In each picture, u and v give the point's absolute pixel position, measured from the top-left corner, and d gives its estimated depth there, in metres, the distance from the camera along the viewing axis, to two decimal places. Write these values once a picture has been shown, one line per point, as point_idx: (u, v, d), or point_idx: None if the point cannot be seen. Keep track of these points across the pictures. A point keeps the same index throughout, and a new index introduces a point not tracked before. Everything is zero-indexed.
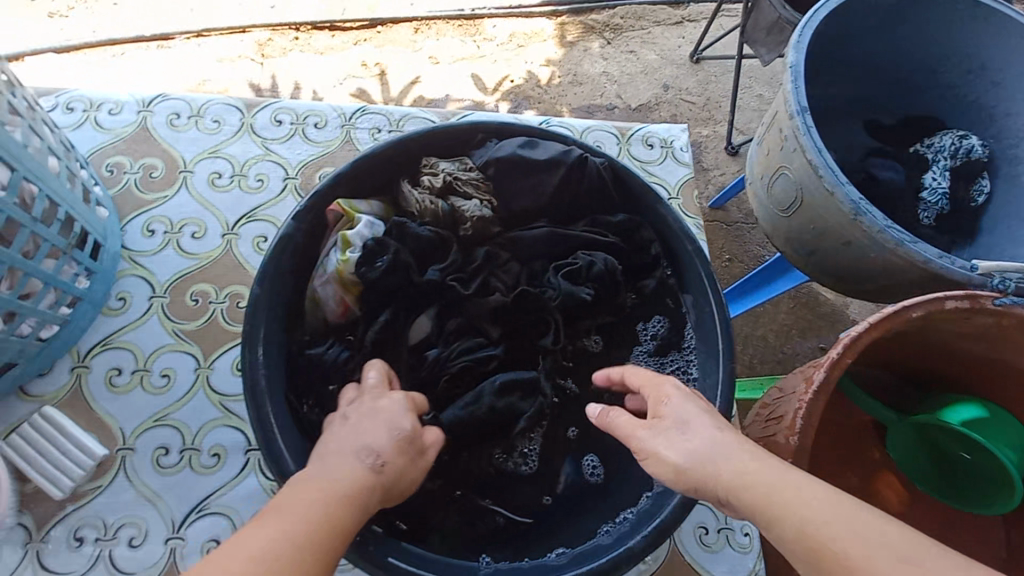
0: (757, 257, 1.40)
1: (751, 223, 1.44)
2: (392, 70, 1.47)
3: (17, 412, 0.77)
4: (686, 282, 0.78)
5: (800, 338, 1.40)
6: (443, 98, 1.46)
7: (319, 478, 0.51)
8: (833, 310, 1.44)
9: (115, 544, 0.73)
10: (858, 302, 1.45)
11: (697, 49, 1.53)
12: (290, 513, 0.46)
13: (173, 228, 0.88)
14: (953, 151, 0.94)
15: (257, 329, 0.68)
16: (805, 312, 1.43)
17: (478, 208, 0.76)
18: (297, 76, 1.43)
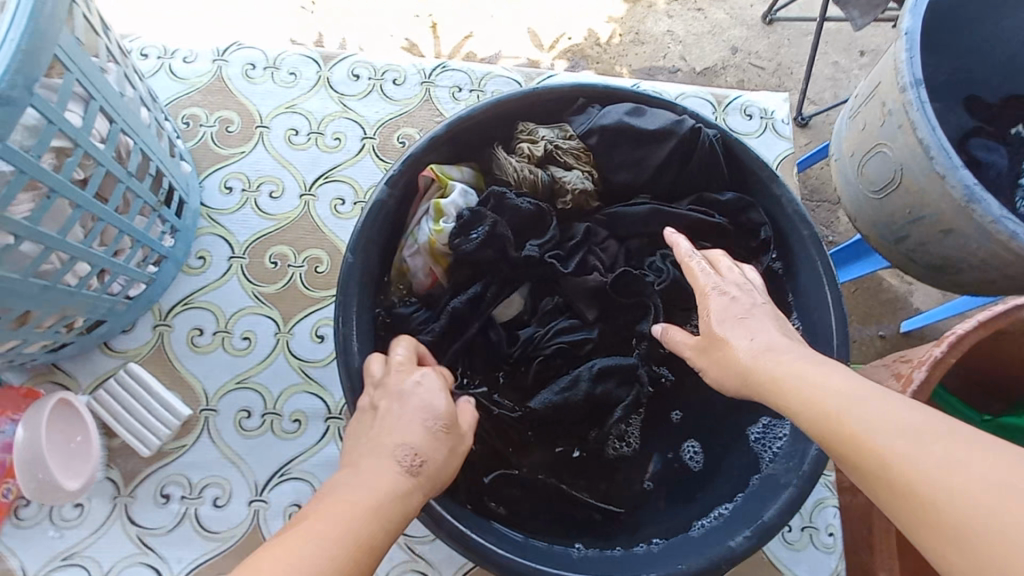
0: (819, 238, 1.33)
1: (814, 200, 1.35)
2: (444, 21, 1.30)
3: (102, 367, 0.77)
4: (796, 270, 0.73)
5: (860, 326, 1.32)
6: (494, 55, 1.31)
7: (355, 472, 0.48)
8: (896, 297, 1.35)
9: (200, 503, 0.73)
10: (921, 290, 1.35)
11: (770, 9, 1.38)
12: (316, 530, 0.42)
13: (251, 186, 0.85)
14: None
15: (350, 298, 0.65)
16: (867, 299, 1.34)
17: (580, 180, 0.72)
18: (343, 31, 1.25)
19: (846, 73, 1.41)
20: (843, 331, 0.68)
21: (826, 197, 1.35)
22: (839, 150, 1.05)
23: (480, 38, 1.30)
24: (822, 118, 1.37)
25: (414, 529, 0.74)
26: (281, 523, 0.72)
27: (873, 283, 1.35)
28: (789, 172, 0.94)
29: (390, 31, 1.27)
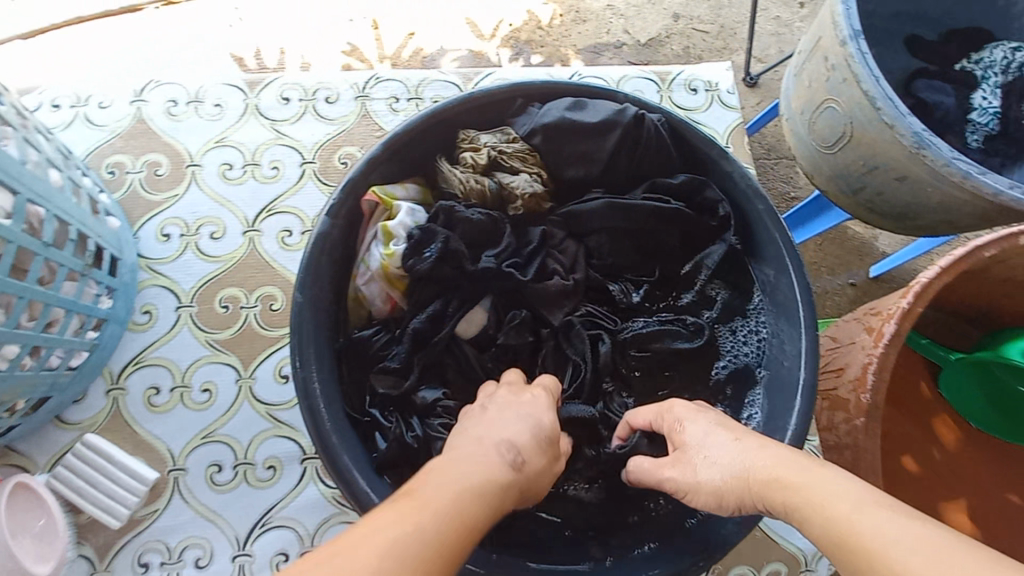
0: (782, 196, 1.33)
1: (773, 159, 1.35)
2: (383, 21, 1.25)
3: (57, 442, 0.73)
4: (755, 243, 0.72)
5: (830, 276, 1.34)
6: (438, 51, 1.26)
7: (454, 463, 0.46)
8: (862, 244, 1.36)
9: (181, 566, 0.70)
10: (885, 234, 1.37)
11: None
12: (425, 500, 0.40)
13: (190, 230, 0.81)
14: (1004, 66, 0.86)
15: (305, 339, 0.62)
16: (835, 250, 1.35)
17: (529, 183, 0.69)
18: (276, 40, 1.20)
19: (788, 27, 1.40)
20: (808, 299, 0.67)
21: (783, 154, 1.35)
22: (789, 110, 1.04)
23: (422, 35, 1.26)
24: (770, 76, 1.36)
25: None
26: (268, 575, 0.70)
27: (838, 233, 1.37)
28: (741, 141, 0.93)
29: (324, 39, 1.22)
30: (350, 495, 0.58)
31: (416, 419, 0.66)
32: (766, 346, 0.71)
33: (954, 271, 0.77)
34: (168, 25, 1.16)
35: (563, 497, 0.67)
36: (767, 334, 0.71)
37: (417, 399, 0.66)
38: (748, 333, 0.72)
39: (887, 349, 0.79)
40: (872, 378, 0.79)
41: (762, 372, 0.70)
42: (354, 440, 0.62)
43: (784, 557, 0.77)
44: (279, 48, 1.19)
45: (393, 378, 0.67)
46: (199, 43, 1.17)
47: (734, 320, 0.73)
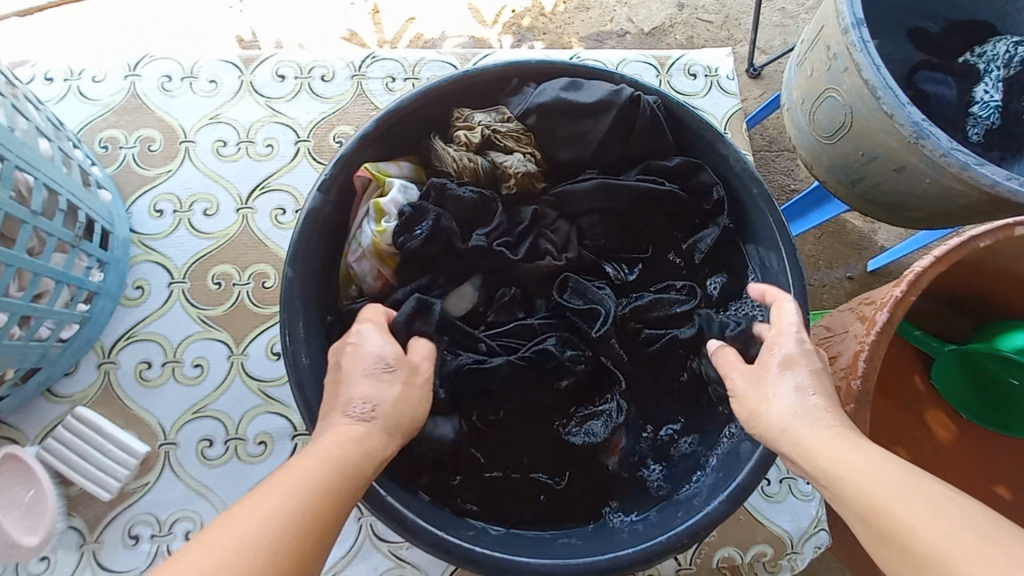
0: (783, 187, 1.32)
1: (775, 150, 1.34)
2: (385, 5, 1.24)
3: (47, 414, 0.73)
4: (750, 227, 0.72)
5: (828, 270, 1.33)
6: (439, 37, 1.25)
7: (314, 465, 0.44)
8: (861, 238, 1.36)
9: (171, 539, 0.70)
10: (885, 228, 1.37)
11: None
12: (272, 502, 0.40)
13: (183, 207, 0.81)
14: (1006, 59, 0.84)
15: (295, 315, 0.62)
16: (834, 243, 1.35)
17: (522, 162, 0.69)
18: (277, 22, 1.19)
19: (793, 18, 1.38)
20: (800, 283, 0.67)
21: (785, 145, 1.35)
22: (790, 99, 1.04)
23: (423, 20, 1.24)
24: (773, 67, 1.35)
25: (393, 535, 0.72)
26: None
27: (838, 226, 1.36)
28: (739, 128, 0.92)
29: (325, 22, 1.21)
30: None
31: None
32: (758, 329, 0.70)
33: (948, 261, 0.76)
34: (167, 5, 1.16)
35: (555, 471, 0.68)
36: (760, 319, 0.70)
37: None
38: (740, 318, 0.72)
39: (879, 338, 0.79)
40: (863, 365, 0.79)
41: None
42: None
43: (770, 538, 0.79)
44: (279, 31, 1.19)
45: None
46: (199, 24, 1.16)
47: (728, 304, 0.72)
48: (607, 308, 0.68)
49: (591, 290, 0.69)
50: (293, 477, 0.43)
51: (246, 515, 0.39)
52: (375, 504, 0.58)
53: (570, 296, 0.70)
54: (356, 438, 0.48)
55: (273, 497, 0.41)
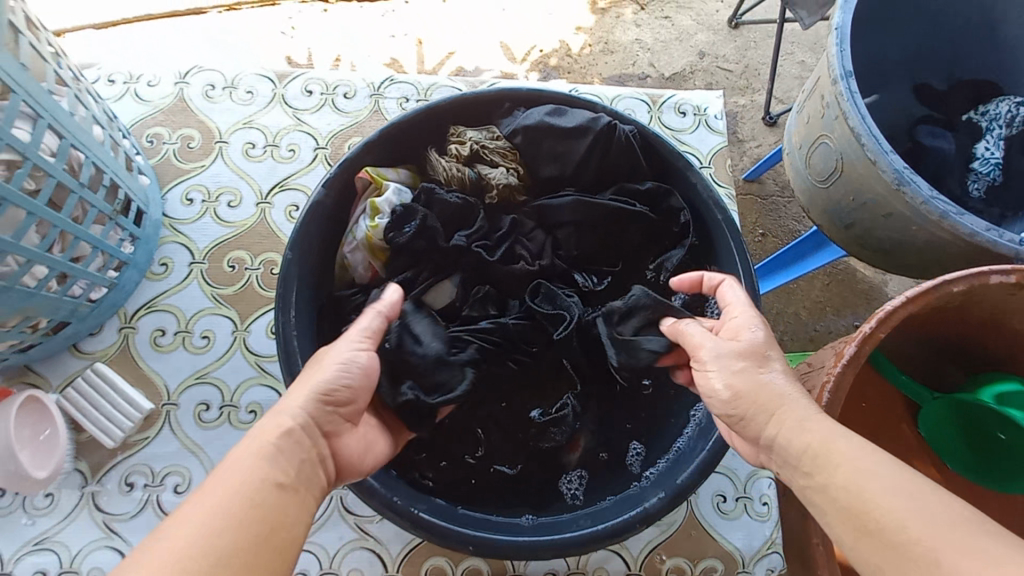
0: (789, 231, 1.36)
1: (787, 195, 1.39)
2: (430, 40, 1.37)
3: (70, 367, 0.82)
4: (715, 251, 0.77)
5: (834, 316, 1.36)
6: (475, 72, 1.37)
7: (230, 471, 0.47)
8: (870, 288, 1.38)
9: (161, 490, 0.78)
10: (895, 279, 1.39)
11: (736, 14, 1.44)
12: (197, 508, 0.43)
13: (211, 197, 0.91)
14: (1008, 119, 0.87)
15: (289, 292, 0.70)
16: (842, 290, 1.38)
17: (504, 175, 0.77)
18: (331, 50, 1.33)
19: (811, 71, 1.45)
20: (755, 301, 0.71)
21: None
22: (791, 145, 1.10)
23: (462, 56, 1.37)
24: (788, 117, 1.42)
25: (362, 509, 0.78)
26: None
27: (847, 274, 1.39)
28: (723, 164, 0.99)
29: (371, 52, 1.34)
30: None
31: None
32: None
33: (920, 301, 0.73)
34: (235, 29, 1.31)
35: (513, 459, 0.74)
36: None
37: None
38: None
39: (846, 371, 0.79)
40: (827, 396, 0.81)
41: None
42: None
43: (721, 554, 0.81)
44: (332, 55, 1.32)
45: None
46: (261, 47, 1.30)
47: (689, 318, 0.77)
48: (572, 312, 0.73)
49: (559, 296, 0.74)
50: (206, 502, 0.44)
51: (176, 551, 0.40)
52: None
53: (541, 301, 0.75)
54: (262, 437, 0.50)
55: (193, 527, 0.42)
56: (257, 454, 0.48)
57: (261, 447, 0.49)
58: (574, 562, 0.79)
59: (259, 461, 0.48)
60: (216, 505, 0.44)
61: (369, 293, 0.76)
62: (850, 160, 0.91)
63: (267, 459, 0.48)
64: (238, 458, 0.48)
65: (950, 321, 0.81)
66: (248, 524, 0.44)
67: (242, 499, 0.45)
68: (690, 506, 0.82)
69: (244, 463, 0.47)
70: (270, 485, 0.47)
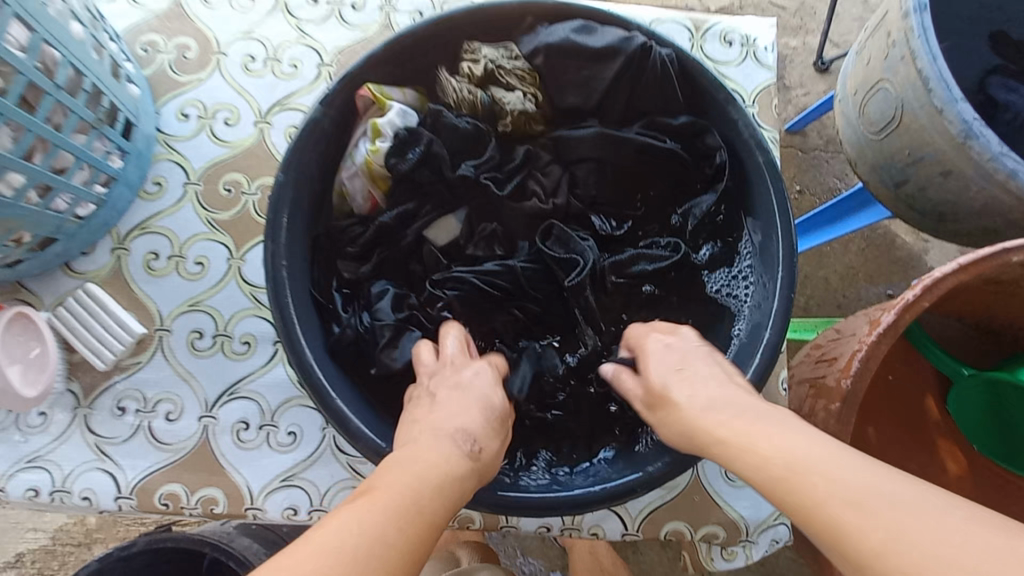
0: (828, 189, 1.25)
1: (831, 150, 1.27)
2: None
3: (62, 286, 0.80)
4: (752, 202, 0.68)
5: (867, 284, 1.26)
6: None
7: (413, 484, 0.47)
8: (909, 256, 1.27)
9: (154, 416, 0.77)
10: (937, 248, 1.27)
11: None
12: (381, 506, 0.44)
13: (207, 114, 0.85)
14: None
15: (280, 217, 0.65)
16: (878, 257, 1.27)
17: (521, 101, 0.70)
18: None
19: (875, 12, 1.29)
20: (762, 371, 0.61)
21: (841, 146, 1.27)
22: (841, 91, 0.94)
23: None
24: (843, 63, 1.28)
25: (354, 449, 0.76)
26: (228, 438, 0.76)
27: (885, 239, 1.28)
28: (768, 104, 0.89)
29: None
30: (301, 372, 0.61)
31: (367, 311, 0.70)
32: (747, 303, 0.67)
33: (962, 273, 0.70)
34: None
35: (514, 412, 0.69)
36: (749, 291, 0.67)
37: (373, 291, 0.70)
38: (728, 279, 0.69)
39: (881, 340, 0.78)
40: (858, 365, 0.78)
41: (736, 335, 0.66)
42: (312, 321, 0.65)
43: (724, 521, 0.77)
44: None
45: (356, 264, 0.71)
46: None
47: (715, 271, 0.70)
48: (587, 258, 0.68)
49: (573, 239, 0.69)
50: (393, 505, 0.44)
51: (356, 548, 0.40)
52: (326, 406, 0.61)
53: (552, 244, 0.70)
54: (443, 468, 0.50)
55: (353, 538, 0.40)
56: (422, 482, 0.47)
57: (427, 483, 0.48)
58: (569, 518, 0.76)
59: (443, 495, 0.48)
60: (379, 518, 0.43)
61: (368, 225, 0.71)
62: (913, 111, 0.78)
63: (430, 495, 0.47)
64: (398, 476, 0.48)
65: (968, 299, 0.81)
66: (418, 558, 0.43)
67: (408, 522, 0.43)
68: (696, 471, 0.78)
69: (412, 484, 0.47)
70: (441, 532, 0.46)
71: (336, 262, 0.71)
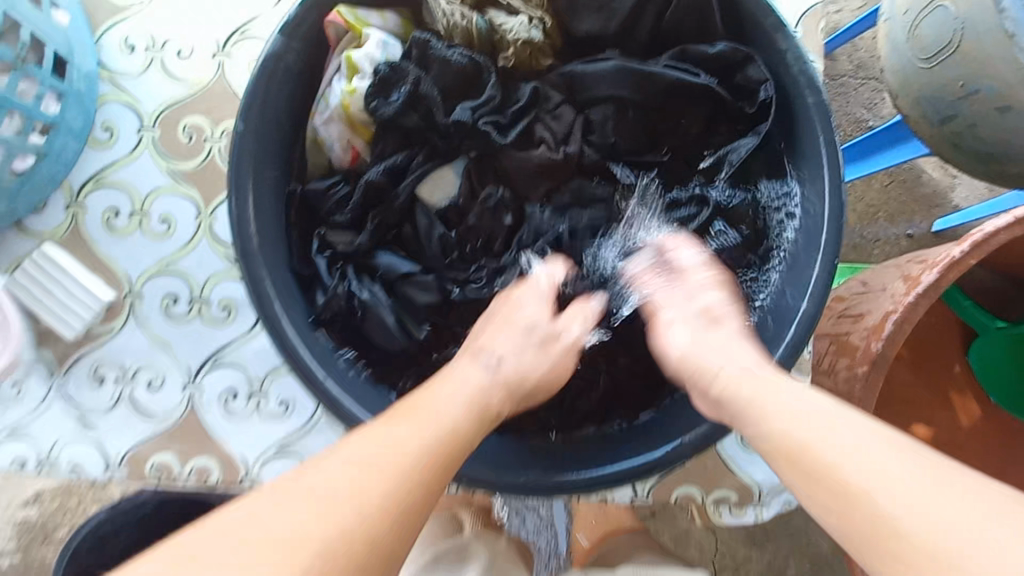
0: (856, 120, 1.09)
1: (863, 75, 1.09)
2: None
3: (18, 249, 0.72)
4: (797, 148, 0.57)
5: (886, 223, 1.09)
6: None
7: (449, 401, 0.47)
8: (934, 193, 1.10)
9: (134, 387, 0.72)
10: (966, 184, 1.10)
11: None
12: (425, 417, 0.45)
13: (155, 43, 0.73)
14: None
15: (245, 179, 0.55)
16: (901, 194, 1.10)
17: (525, 28, 0.59)
18: None
19: None
20: (789, 352, 0.54)
21: (873, 72, 1.09)
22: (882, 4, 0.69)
23: None
24: None
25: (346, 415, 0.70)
26: (216, 409, 0.71)
27: (910, 175, 1.10)
28: (814, 28, 0.75)
29: None
30: (283, 351, 0.55)
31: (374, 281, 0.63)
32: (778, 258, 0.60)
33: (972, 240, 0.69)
34: None
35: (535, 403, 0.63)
36: (772, 285, 0.59)
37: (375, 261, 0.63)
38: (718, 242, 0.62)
39: (918, 302, 0.70)
40: (891, 327, 0.70)
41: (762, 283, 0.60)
42: (294, 300, 0.58)
43: None
44: None
45: (350, 235, 0.63)
46: None
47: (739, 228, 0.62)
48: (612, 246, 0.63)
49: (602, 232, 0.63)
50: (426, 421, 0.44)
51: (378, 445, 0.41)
52: (314, 390, 0.54)
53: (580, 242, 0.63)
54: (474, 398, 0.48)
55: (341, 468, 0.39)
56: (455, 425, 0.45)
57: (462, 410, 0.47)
58: None
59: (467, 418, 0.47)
60: (388, 446, 0.41)
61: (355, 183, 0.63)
62: (975, 35, 0.58)
63: (459, 445, 0.45)
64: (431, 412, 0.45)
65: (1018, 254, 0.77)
66: (438, 469, 0.43)
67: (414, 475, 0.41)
68: None
69: (450, 428, 0.45)
70: (456, 439, 0.45)
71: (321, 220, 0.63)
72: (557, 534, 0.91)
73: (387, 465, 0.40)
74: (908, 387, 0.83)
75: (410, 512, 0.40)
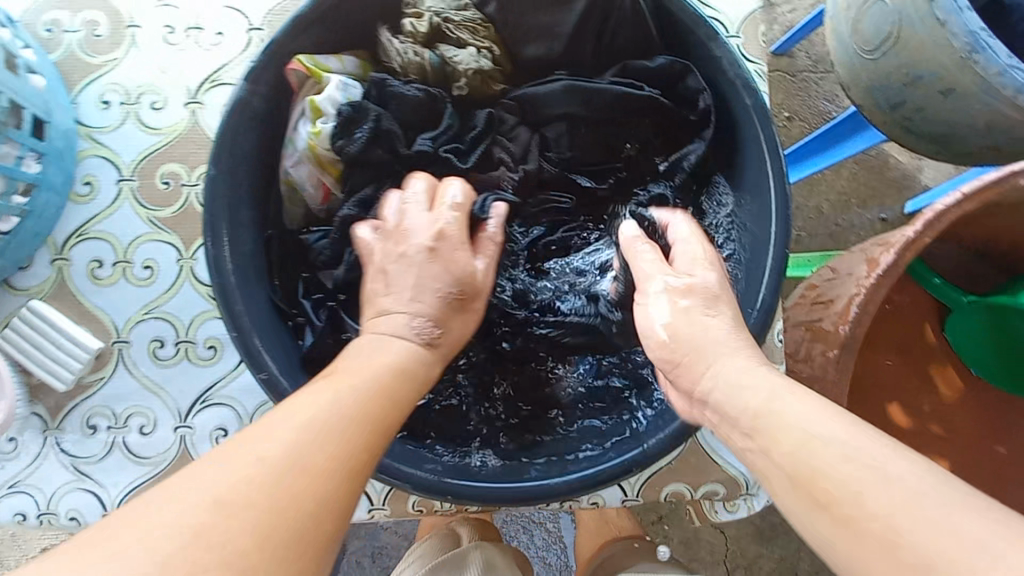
0: (818, 114, 1.14)
1: (822, 71, 1.14)
2: None
3: (6, 306, 0.74)
4: (737, 143, 0.61)
5: (859, 210, 1.13)
6: None
7: (379, 368, 0.48)
8: (903, 176, 1.14)
9: (127, 432, 0.73)
10: (932, 165, 1.14)
11: None
12: (355, 375, 0.46)
13: (130, 98, 0.76)
14: None
15: (219, 221, 0.58)
16: (870, 180, 1.14)
17: (474, 58, 0.63)
18: None
19: None
20: (763, 319, 0.56)
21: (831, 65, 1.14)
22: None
23: None
24: None
25: None
26: (209, 447, 0.73)
27: (878, 161, 1.14)
28: (755, 32, 0.80)
29: None
30: (266, 385, 0.57)
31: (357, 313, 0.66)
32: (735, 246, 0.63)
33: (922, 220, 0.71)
34: None
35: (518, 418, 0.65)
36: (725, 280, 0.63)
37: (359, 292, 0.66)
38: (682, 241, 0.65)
39: (880, 282, 0.73)
40: (855, 311, 0.73)
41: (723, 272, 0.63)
42: (273, 333, 0.60)
43: (724, 479, 0.77)
44: None
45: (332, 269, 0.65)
46: None
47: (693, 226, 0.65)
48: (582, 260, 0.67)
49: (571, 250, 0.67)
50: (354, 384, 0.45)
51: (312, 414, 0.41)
52: None
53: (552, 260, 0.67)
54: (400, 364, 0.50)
55: (292, 439, 0.39)
56: (390, 380, 0.48)
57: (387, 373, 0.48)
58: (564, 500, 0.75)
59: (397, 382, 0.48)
60: (332, 409, 0.42)
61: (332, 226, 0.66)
62: (910, 24, 0.60)
63: (391, 404, 0.46)
64: (365, 367, 0.48)
65: (978, 226, 0.79)
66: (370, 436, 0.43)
67: (361, 429, 0.43)
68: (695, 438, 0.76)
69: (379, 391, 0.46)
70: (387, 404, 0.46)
71: (300, 263, 0.66)
72: (564, 548, 1.00)
73: (315, 428, 0.40)
74: (887, 368, 0.85)
75: (341, 472, 0.40)
